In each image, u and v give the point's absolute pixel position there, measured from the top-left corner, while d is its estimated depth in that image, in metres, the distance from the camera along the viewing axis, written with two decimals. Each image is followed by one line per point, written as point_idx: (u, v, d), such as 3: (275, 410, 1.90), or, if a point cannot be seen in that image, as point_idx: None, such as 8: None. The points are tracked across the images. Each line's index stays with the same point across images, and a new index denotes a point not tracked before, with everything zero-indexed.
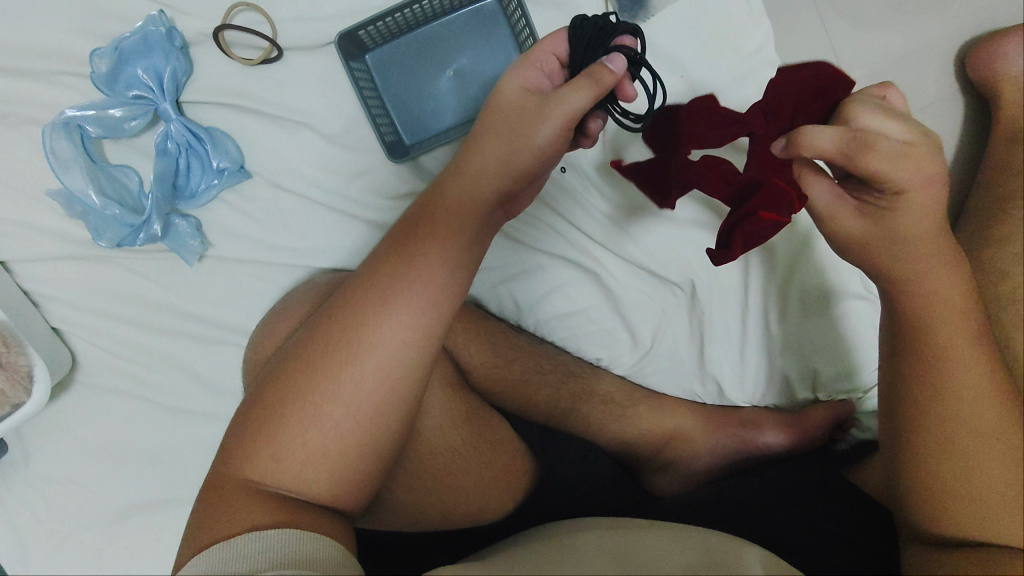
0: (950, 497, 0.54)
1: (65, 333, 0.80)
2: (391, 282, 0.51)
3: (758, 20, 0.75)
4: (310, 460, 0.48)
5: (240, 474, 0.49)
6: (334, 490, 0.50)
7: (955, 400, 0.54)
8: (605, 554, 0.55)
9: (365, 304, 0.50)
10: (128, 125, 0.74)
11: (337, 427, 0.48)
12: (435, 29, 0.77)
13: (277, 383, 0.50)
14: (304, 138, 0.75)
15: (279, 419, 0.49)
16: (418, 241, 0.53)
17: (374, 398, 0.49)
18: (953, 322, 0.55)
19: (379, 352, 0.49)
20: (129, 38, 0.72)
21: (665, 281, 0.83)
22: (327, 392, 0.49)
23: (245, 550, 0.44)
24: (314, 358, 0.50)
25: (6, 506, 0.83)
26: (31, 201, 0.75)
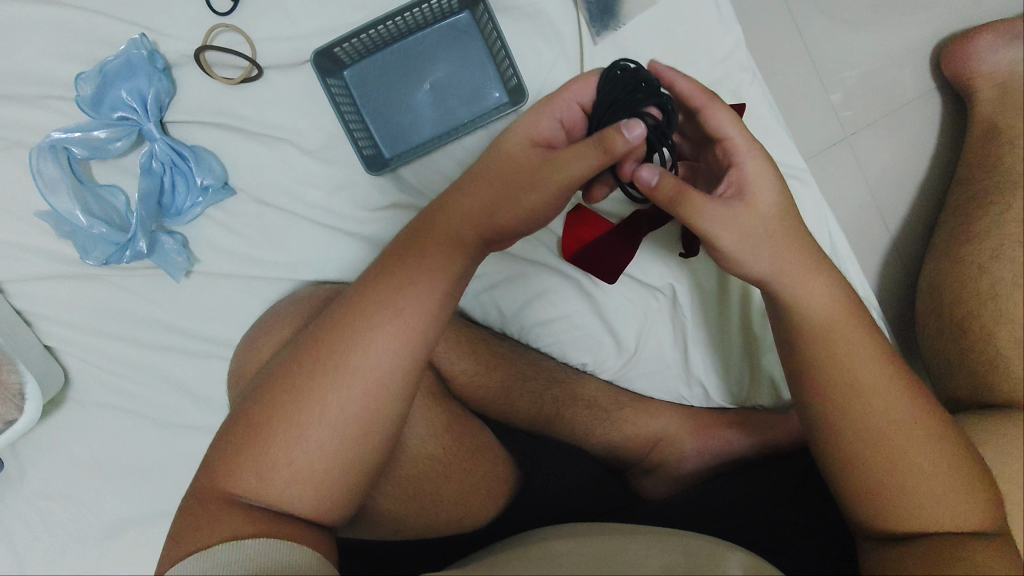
0: (889, 499, 0.55)
1: (57, 351, 0.81)
2: (375, 314, 0.53)
3: (729, 26, 0.76)
4: (298, 477, 0.52)
5: (230, 485, 0.52)
6: (322, 505, 0.53)
7: (875, 408, 0.54)
8: (583, 557, 0.56)
9: (349, 333, 0.53)
10: (113, 146, 0.76)
11: (324, 446, 0.52)
12: (411, 44, 0.79)
13: (266, 404, 0.53)
14: (286, 154, 0.77)
15: (270, 436, 0.52)
16: (402, 276, 0.55)
17: (359, 420, 0.52)
18: (849, 327, 0.56)
19: (364, 378, 0.52)
20: (113, 62, 0.74)
21: (645, 285, 0.85)
22: (313, 414, 0.52)
23: (221, 560, 0.47)
24: (299, 381, 0.53)
25: (3, 522, 0.85)
26: (23, 222, 0.77)
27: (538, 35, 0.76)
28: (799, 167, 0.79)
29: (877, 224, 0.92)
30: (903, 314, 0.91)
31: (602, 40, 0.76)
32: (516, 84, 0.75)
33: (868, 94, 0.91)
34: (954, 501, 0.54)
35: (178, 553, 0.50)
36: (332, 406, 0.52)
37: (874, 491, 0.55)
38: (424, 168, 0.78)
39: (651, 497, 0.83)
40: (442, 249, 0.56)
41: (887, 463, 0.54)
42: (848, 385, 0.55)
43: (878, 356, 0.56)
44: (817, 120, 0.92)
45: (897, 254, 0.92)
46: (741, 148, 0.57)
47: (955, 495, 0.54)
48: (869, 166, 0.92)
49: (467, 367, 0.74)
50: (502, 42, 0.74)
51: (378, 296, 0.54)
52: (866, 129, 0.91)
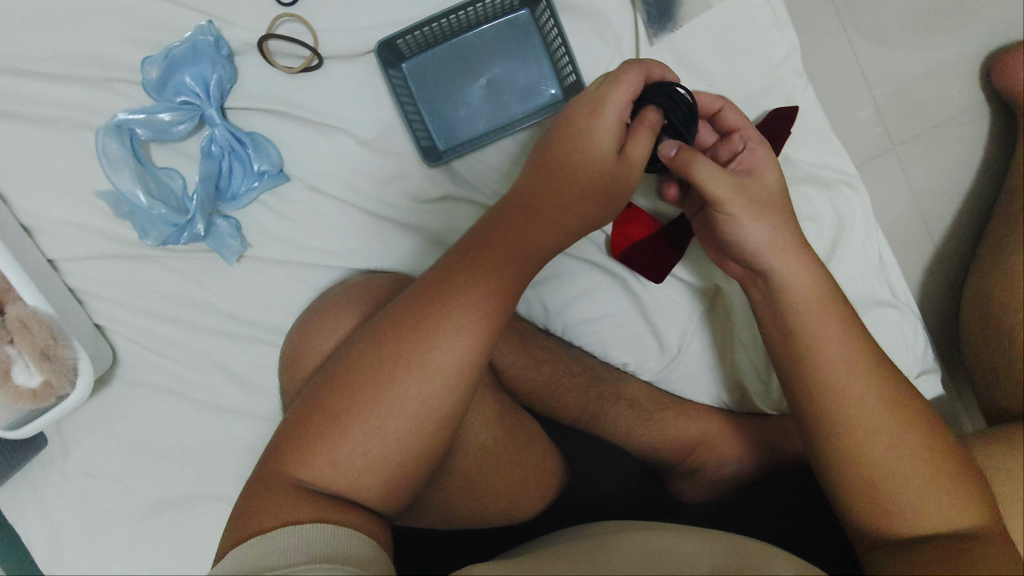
0: (878, 501, 0.55)
1: (107, 330, 0.82)
2: (466, 302, 0.52)
3: (785, 30, 0.77)
4: (367, 470, 0.50)
5: (288, 473, 0.50)
6: (386, 495, 0.51)
7: (842, 393, 0.57)
8: (636, 555, 0.55)
9: (434, 319, 0.51)
10: (176, 129, 0.78)
11: (398, 436, 0.50)
12: (468, 39, 0.80)
13: (339, 390, 0.51)
14: (340, 142, 0.78)
15: (338, 428, 0.50)
16: (490, 262, 0.53)
17: (436, 412, 0.50)
18: (826, 321, 0.59)
19: (448, 369, 0.51)
20: (179, 47, 0.75)
21: (690, 287, 0.85)
22: (393, 404, 0.50)
23: (285, 544, 0.46)
24: (377, 367, 0.50)
25: (43, 500, 0.86)
26: (82, 202, 0.79)
27: (594, 34, 0.77)
28: (849, 173, 0.80)
29: (922, 233, 0.92)
30: (942, 325, 0.92)
31: (659, 40, 0.77)
32: (573, 81, 0.76)
33: (915, 103, 0.91)
34: (945, 498, 0.54)
35: (240, 533, 0.49)
36: (412, 397, 0.50)
37: (868, 493, 0.55)
38: (477, 161, 0.79)
39: (688, 500, 0.80)
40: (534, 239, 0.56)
41: (876, 463, 0.55)
42: (833, 388, 0.57)
43: (856, 356, 0.58)
44: (864, 129, 0.92)
45: (939, 264, 0.92)
46: (757, 158, 0.65)
47: (930, 484, 0.54)
48: (914, 175, 0.92)
49: (515, 359, 0.75)
50: (562, 37, 0.75)
51: (458, 281, 0.53)
52: (913, 140, 0.92)
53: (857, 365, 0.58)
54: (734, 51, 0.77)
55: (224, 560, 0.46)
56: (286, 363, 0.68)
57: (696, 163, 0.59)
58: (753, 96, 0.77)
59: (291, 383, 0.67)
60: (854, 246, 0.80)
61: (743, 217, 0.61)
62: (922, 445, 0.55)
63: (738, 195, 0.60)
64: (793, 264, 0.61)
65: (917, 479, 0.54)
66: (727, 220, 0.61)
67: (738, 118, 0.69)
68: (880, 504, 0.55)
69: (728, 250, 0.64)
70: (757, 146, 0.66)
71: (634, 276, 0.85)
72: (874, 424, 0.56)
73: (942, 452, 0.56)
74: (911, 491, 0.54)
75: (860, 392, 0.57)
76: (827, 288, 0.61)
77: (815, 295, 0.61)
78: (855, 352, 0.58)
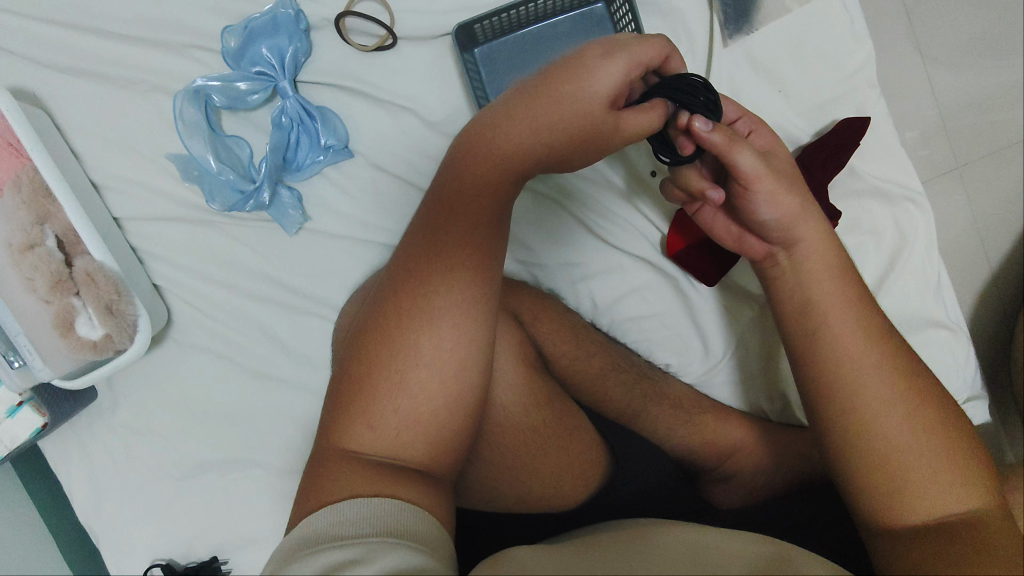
0: (895, 484, 0.54)
1: (163, 291, 0.84)
2: (455, 250, 0.53)
3: (862, 40, 0.76)
4: (404, 424, 0.49)
5: (336, 445, 0.50)
6: (424, 453, 0.50)
7: (854, 370, 0.56)
8: (680, 549, 0.55)
9: (436, 268, 0.52)
10: (250, 99, 0.79)
11: (419, 387, 0.49)
12: (543, 29, 0.80)
13: (366, 357, 0.51)
14: (407, 123, 0.79)
15: (367, 390, 0.50)
16: (475, 210, 0.54)
17: (451, 356, 0.50)
18: (837, 297, 0.59)
19: (454, 308, 0.51)
20: (259, 18, 0.77)
21: (740, 293, 0.85)
22: (409, 356, 0.50)
23: (354, 516, 0.45)
24: (392, 327, 0.51)
25: (88, 452, 0.88)
26: (151, 164, 0.81)
27: (667, 31, 0.77)
28: (915, 189, 0.79)
29: (980, 256, 0.91)
30: (992, 352, 0.91)
31: (734, 42, 0.77)
32: None
33: (982, 125, 0.90)
34: (952, 477, 0.53)
35: (307, 505, 0.48)
36: (427, 345, 0.50)
37: (882, 481, 0.54)
38: None
39: (721, 505, 0.77)
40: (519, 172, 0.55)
41: (888, 448, 0.54)
42: (847, 372, 0.56)
43: (867, 335, 0.57)
44: (929, 147, 0.90)
45: (993, 289, 0.91)
46: (763, 133, 0.63)
47: (947, 462, 0.54)
48: (976, 197, 0.90)
49: (567, 348, 0.74)
50: (638, 31, 0.74)
51: (453, 229, 0.54)
52: (977, 162, 0.90)
53: (866, 340, 0.57)
54: (807, 58, 0.76)
55: (294, 531, 0.46)
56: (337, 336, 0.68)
57: (735, 147, 0.56)
58: (823, 105, 0.77)
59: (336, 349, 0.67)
60: (913, 263, 0.79)
61: (774, 194, 0.58)
62: (930, 426, 0.54)
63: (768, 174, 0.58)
64: (811, 233, 0.60)
65: (932, 457, 0.54)
66: (756, 199, 0.59)
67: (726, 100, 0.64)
68: (900, 489, 0.53)
69: (746, 225, 0.62)
70: (758, 125, 0.64)
71: (687, 278, 0.84)
72: (882, 407, 0.55)
73: (951, 433, 0.55)
74: (931, 473, 0.53)
75: (867, 368, 0.56)
76: (840, 269, 0.60)
77: (835, 267, 0.60)
78: (864, 330, 0.58)
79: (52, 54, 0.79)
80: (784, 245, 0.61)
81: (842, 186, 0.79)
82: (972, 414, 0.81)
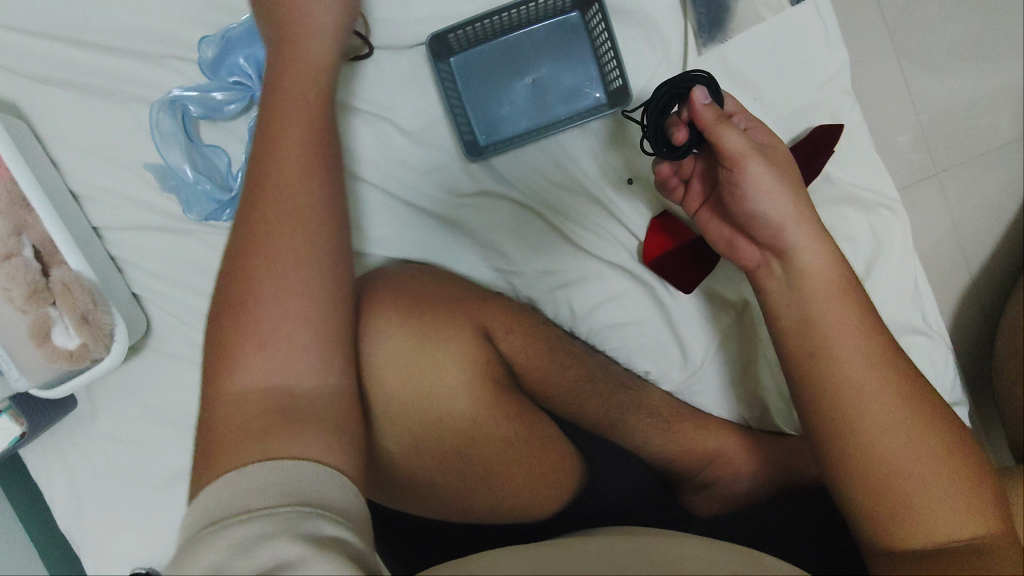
0: (899, 505, 0.55)
1: (142, 299, 0.84)
2: (303, 212, 0.57)
3: (836, 48, 0.76)
4: (264, 369, 0.50)
5: (223, 404, 0.50)
6: (321, 427, 0.49)
7: (853, 391, 0.58)
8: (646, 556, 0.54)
9: (269, 224, 0.56)
10: (227, 108, 0.80)
11: (272, 331, 0.52)
12: (518, 37, 0.81)
13: (219, 320, 0.53)
14: (384, 132, 0.79)
15: (234, 345, 0.51)
16: (278, 175, 0.58)
17: (304, 300, 0.53)
18: (836, 311, 0.61)
19: (286, 255, 0.54)
20: (236, 28, 0.77)
21: (718, 301, 0.85)
22: (252, 305, 0.52)
23: (264, 481, 0.43)
24: (247, 283, 0.53)
25: (69, 460, 0.88)
26: (130, 173, 0.81)
27: (643, 40, 0.77)
28: (890, 196, 0.79)
29: (960, 261, 0.91)
30: (974, 356, 0.90)
31: (708, 50, 0.77)
32: (619, 86, 0.78)
33: (961, 131, 0.90)
34: (957, 497, 0.55)
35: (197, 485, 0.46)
36: (294, 292, 0.53)
37: (888, 504, 0.55)
38: (517, 159, 0.80)
39: (699, 513, 0.80)
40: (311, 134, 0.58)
41: (891, 469, 0.55)
42: (847, 395, 0.58)
43: (870, 356, 0.59)
44: (908, 153, 0.90)
45: (974, 294, 0.91)
46: (762, 133, 0.66)
47: (949, 481, 0.55)
48: (956, 202, 0.91)
49: (540, 363, 0.73)
50: (610, 39, 0.76)
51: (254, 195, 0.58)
52: (956, 168, 0.90)
53: (870, 358, 0.59)
54: (782, 66, 0.76)
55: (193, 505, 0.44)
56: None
57: (722, 127, 0.60)
58: (798, 113, 0.77)
59: None
60: (890, 270, 0.79)
61: (765, 182, 0.61)
62: (934, 446, 0.56)
63: (759, 160, 0.61)
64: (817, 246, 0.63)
65: (935, 475, 0.55)
66: (748, 187, 0.61)
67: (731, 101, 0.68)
68: (906, 510, 0.55)
69: (742, 222, 0.65)
70: (756, 125, 0.67)
71: (662, 284, 0.84)
72: (885, 428, 0.56)
73: (957, 453, 0.56)
74: (933, 491, 0.54)
75: (868, 388, 0.57)
76: (847, 291, 0.62)
77: (833, 280, 0.62)
78: (866, 349, 0.59)
79: (30, 64, 0.79)
80: (777, 249, 0.63)
81: (818, 194, 0.79)
82: None
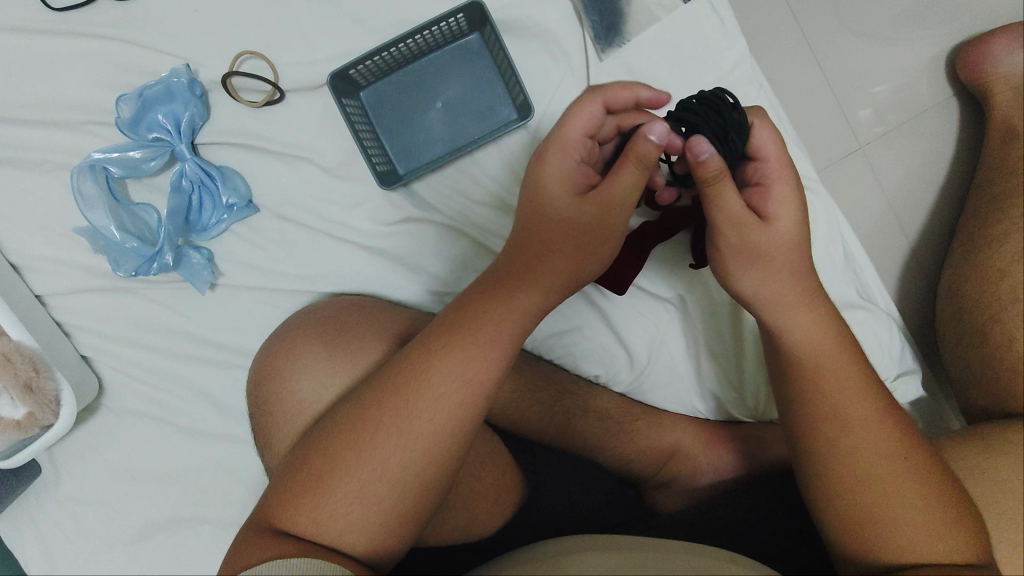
0: (869, 528, 0.54)
1: (93, 361, 0.86)
2: (471, 328, 0.56)
3: (733, 38, 0.77)
4: (357, 509, 0.51)
5: (283, 518, 0.52)
6: (371, 543, 0.52)
7: (844, 422, 0.55)
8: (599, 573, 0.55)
9: (450, 350, 0.54)
10: (146, 166, 0.81)
11: (377, 492, 0.51)
12: (423, 65, 0.83)
13: (314, 447, 0.54)
14: (305, 171, 0.81)
15: (329, 473, 0.52)
16: (478, 325, 0.56)
17: (402, 472, 0.52)
18: (832, 349, 0.57)
19: (449, 387, 0.53)
20: (153, 88, 0.79)
21: (656, 297, 0.85)
22: (378, 438, 0.52)
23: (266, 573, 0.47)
24: (358, 428, 0.53)
25: (39, 527, 0.88)
26: (65, 238, 0.83)
27: (543, 53, 0.79)
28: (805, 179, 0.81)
29: (895, 231, 0.91)
30: (922, 329, 0.90)
31: (608, 56, 0.78)
32: (522, 100, 0.78)
33: (881, 103, 0.91)
34: (939, 544, 0.53)
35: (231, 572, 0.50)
36: (378, 461, 0.51)
37: (862, 532, 0.54)
38: (436, 183, 0.81)
39: (662, 511, 0.82)
40: (525, 285, 0.58)
41: (873, 499, 0.54)
42: (835, 422, 0.55)
43: (860, 388, 0.56)
44: (830, 130, 0.91)
45: (917, 261, 0.90)
46: (774, 200, 0.56)
47: (927, 511, 0.53)
48: (884, 175, 0.91)
49: None
50: (508, 60, 0.77)
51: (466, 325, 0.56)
52: (880, 139, 0.91)
53: (863, 393, 0.56)
54: (681, 62, 0.78)
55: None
56: (253, 401, 0.70)
57: (709, 190, 0.52)
58: None
59: (255, 400, 0.70)
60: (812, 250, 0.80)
61: (744, 257, 0.57)
62: (922, 482, 0.54)
63: (734, 238, 0.56)
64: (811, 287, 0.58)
65: (914, 507, 0.53)
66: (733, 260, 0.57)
67: (769, 139, 0.57)
68: (882, 535, 0.53)
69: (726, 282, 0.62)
70: (777, 184, 0.57)
71: (598, 288, 0.85)
72: (879, 471, 0.54)
73: (944, 494, 0.54)
74: (909, 516, 0.53)
75: (862, 422, 0.55)
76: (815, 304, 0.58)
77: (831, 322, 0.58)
78: (859, 382, 0.56)
79: None
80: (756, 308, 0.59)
81: None
82: (904, 390, 0.81)
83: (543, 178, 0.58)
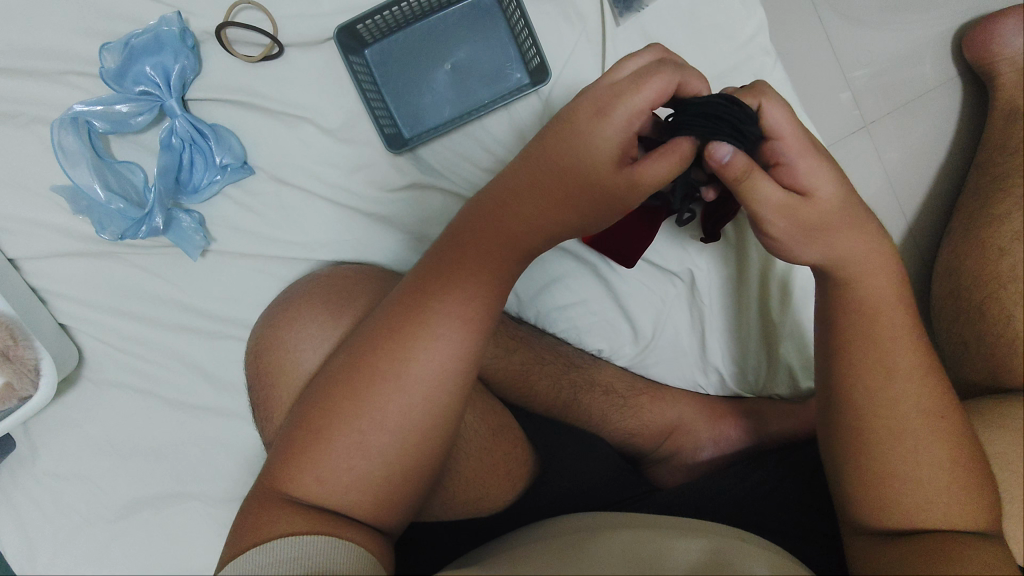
0: (895, 500, 0.54)
1: (72, 330, 0.80)
2: (457, 280, 0.52)
3: (751, 7, 0.76)
4: (354, 469, 0.49)
5: (278, 487, 0.50)
6: (370, 506, 0.50)
7: (883, 399, 0.54)
8: (621, 551, 0.53)
9: (434, 303, 0.51)
10: (134, 121, 0.77)
11: (372, 451, 0.49)
12: (432, 25, 0.81)
13: (310, 405, 0.51)
14: (305, 132, 0.77)
15: (322, 436, 0.49)
16: (467, 270, 0.52)
17: (395, 430, 0.49)
18: (882, 324, 0.55)
19: (434, 340, 0.50)
20: (140, 36, 0.74)
21: (665, 271, 0.85)
22: (368, 400, 0.49)
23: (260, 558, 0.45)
24: (351, 381, 0.50)
25: (15, 504, 0.83)
26: (40, 198, 0.77)
27: (559, 14, 0.77)
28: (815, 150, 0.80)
29: (895, 209, 0.91)
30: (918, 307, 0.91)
31: (625, 19, 0.76)
32: (538, 64, 0.76)
33: (886, 80, 0.91)
34: (952, 513, 0.53)
35: (232, 552, 0.48)
36: (375, 417, 0.49)
37: (870, 492, 0.55)
38: (441, 147, 0.78)
39: (664, 485, 0.81)
40: (518, 231, 0.53)
41: (903, 474, 0.54)
42: (877, 397, 0.55)
43: (905, 367, 0.55)
44: (836, 108, 0.91)
45: (915, 239, 0.91)
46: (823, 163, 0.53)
47: (954, 486, 0.53)
48: (887, 153, 0.91)
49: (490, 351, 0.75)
50: (524, 19, 0.75)
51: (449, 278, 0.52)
52: (885, 118, 0.91)
53: (908, 372, 0.54)
54: (700, 30, 0.76)
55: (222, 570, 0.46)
56: (253, 369, 0.67)
57: (749, 181, 0.50)
58: (723, 75, 0.76)
59: (254, 370, 0.67)
60: None
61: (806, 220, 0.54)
62: (951, 459, 0.54)
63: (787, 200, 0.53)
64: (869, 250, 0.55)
65: (942, 483, 0.53)
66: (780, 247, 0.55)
67: (788, 116, 0.51)
68: (908, 508, 0.54)
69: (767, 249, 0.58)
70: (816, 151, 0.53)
71: (605, 261, 0.85)
72: (900, 444, 0.54)
73: (970, 471, 0.54)
74: (937, 492, 0.53)
75: (900, 399, 0.54)
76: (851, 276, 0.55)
77: (886, 301, 0.55)
78: (903, 361, 0.55)
79: None
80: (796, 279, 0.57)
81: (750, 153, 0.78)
82: None
83: (573, 130, 0.51)
